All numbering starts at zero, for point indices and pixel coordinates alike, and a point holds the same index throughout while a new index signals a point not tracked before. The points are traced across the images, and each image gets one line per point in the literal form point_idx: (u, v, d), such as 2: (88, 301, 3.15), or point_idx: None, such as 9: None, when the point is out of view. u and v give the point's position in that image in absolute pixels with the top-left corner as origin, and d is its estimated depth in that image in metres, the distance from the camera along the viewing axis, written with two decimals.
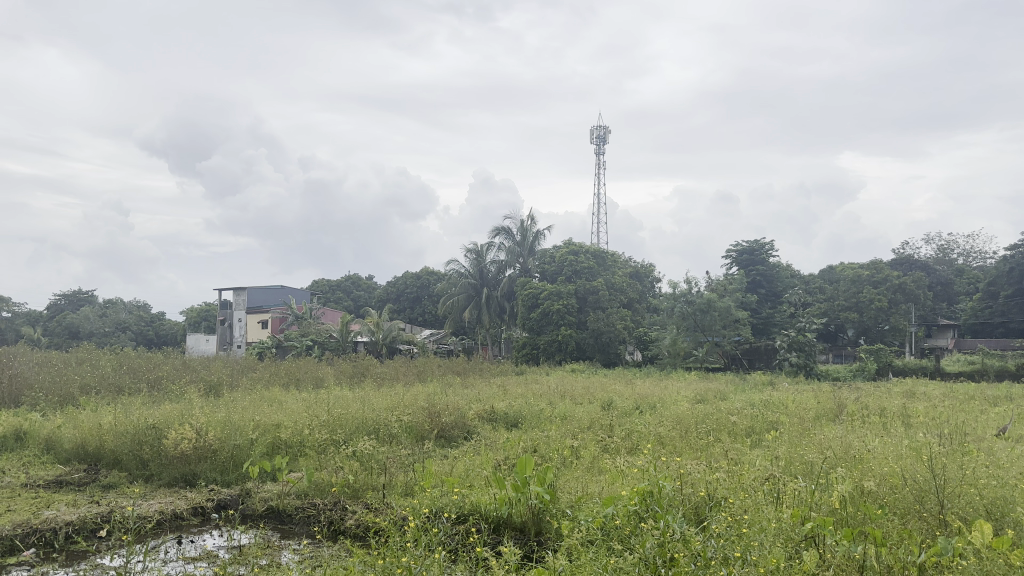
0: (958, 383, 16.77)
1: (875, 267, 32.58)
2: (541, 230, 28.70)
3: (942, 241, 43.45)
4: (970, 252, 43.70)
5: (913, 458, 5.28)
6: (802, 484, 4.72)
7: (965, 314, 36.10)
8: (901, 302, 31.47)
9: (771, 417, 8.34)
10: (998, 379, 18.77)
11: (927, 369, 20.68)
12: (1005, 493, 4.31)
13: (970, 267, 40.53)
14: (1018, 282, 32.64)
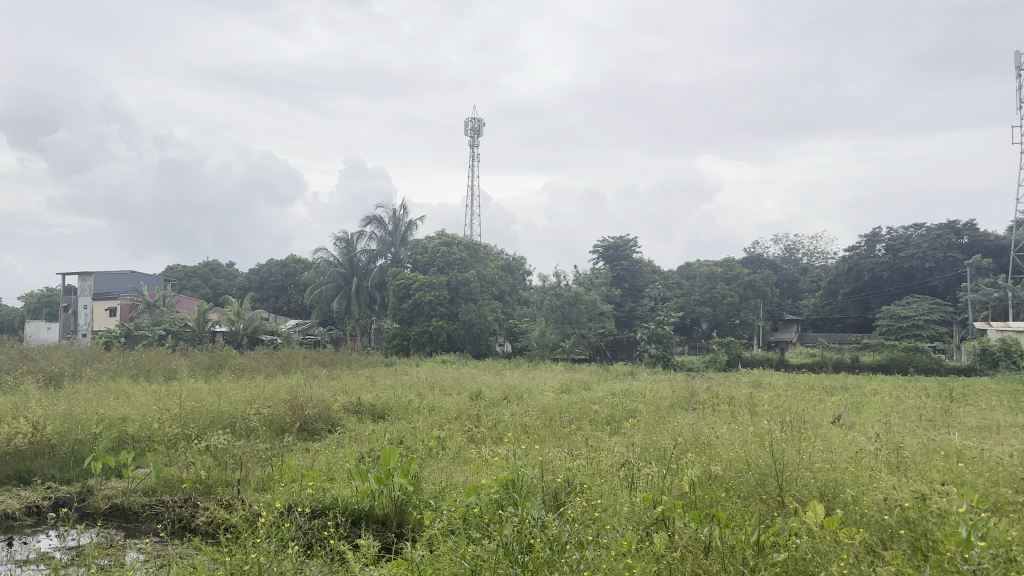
0: (798, 374, 18.06)
1: (728, 264, 34.32)
2: (413, 220, 28.51)
3: (788, 242, 46.61)
4: (813, 252, 47.02)
5: (757, 444, 5.62)
6: (655, 469, 4.95)
7: (806, 310, 38.50)
8: (750, 298, 33.63)
9: (630, 405, 8.68)
10: (833, 370, 20.42)
11: (772, 361, 22.09)
12: (836, 476, 4.67)
13: (812, 267, 43.77)
14: (856, 281, 35.89)
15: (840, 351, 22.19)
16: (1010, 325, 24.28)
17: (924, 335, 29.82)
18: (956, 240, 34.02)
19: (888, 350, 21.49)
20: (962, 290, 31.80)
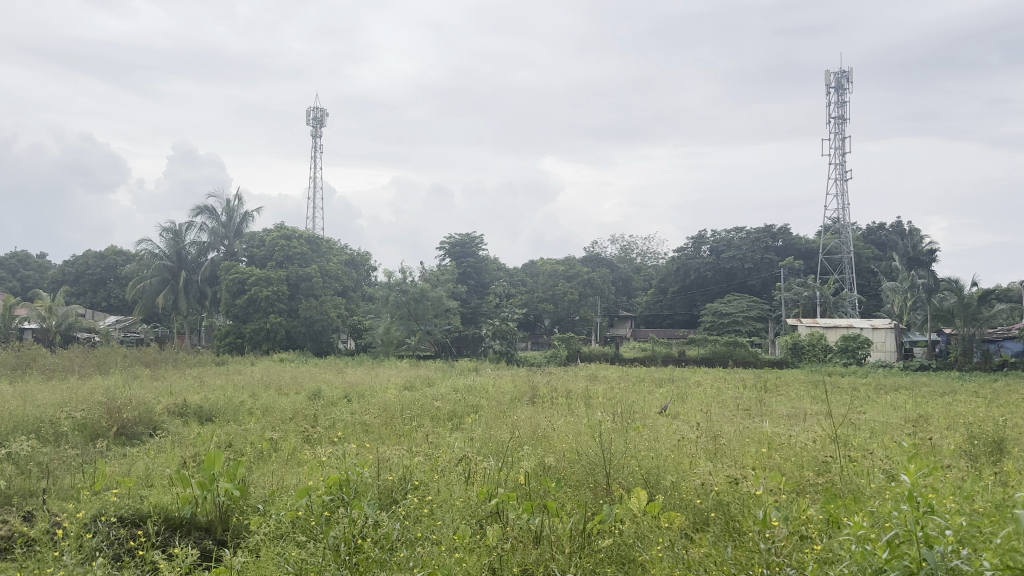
0: (633, 367, 18.95)
1: (569, 263, 35.45)
2: (249, 212, 27.34)
3: (625, 242, 48.82)
4: (646, 252, 49.50)
5: (589, 435, 5.83)
6: (491, 464, 5.02)
7: (640, 307, 40.39)
8: (589, 295, 34.82)
9: (471, 401, 8.75)
10: (664, 364, 21.54)
11: (609, 355, 23.01)
12: (659, 464, 4.93)
13: (646, 266, 46.09)
14: (683, 279, 38.34)
15: (670, 345, 23.51)
16: (817, 321, 26.73)
17: (743, 331, 32.31)
18: (770, 243, 37.30)
19: (713, 345, 22.94)
20: (779, 289, 34.42)
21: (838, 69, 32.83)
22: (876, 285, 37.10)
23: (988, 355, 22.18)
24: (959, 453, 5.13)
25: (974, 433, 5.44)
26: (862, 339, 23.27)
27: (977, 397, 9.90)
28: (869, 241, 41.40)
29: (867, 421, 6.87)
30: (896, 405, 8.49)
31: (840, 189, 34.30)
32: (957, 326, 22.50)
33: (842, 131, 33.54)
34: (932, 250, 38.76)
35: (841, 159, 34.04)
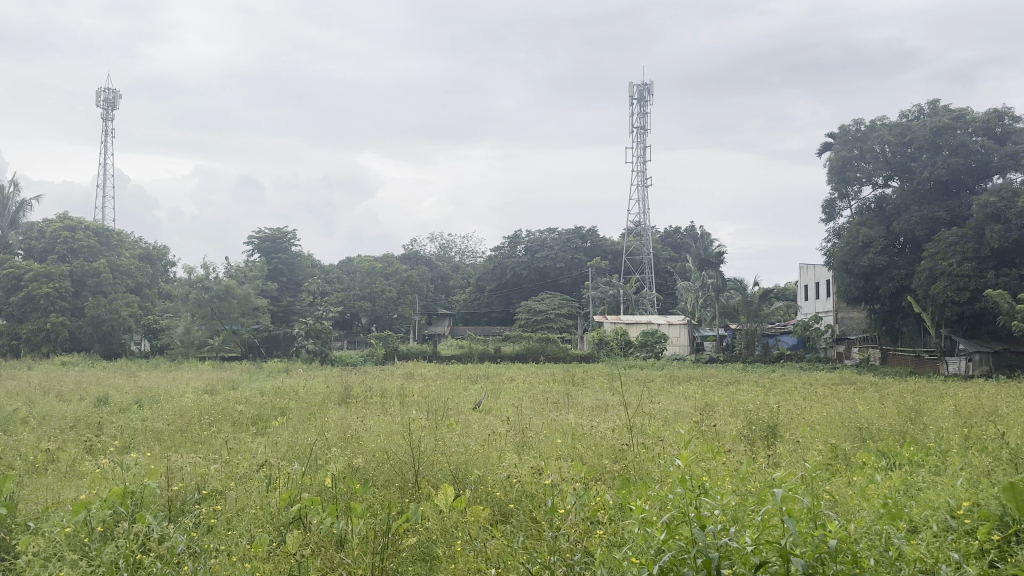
0: (448, 365, 19.13)
1: (387, 261, 35.68)
2: (26, 200, 24.78)
3: (443, 240, 49.16)
4: (465, 251, 50.09)
5: (400, 433, 5.79)
6: (295, 468, 4.87)
7: (458, 305, 40.76)
8: (407, 293, 35.17)
9: (279, 404, 8.45)
10: (480, 361, 21.86)
11: (426, 353, 23.03)
12: (468, 458, 4.99)
13: (464, 265, 46.70)
14: (499, 278, 39.56)
15: (485, 343, 24.03)
16: (622, 318, 28.36)
17: (556, 327, 33.59)
18: (579, 244, 39.76)
19: (526, 341, 24.17)
20: (587, 287, 36.45)
21: (640, 82, 34.99)
22: (673, 284, 39.92)
23: (768, 348, 24.50)
24: (739, 437, 5.59)
25: (752, 419, 5.96)
26: (660, 335, 24.89)
27: (757, 386, 10.98)
28: (668, 243, 44.46)
29: (662, 410, 7.35)
30: (688, 395, 9.17)
31: (642, 194, 36.63)
32: (742, 322, 24.62)
33: (643, 141, 35.80)
34: (721, 252, 42.38)
35: (642, 167, 36.36)
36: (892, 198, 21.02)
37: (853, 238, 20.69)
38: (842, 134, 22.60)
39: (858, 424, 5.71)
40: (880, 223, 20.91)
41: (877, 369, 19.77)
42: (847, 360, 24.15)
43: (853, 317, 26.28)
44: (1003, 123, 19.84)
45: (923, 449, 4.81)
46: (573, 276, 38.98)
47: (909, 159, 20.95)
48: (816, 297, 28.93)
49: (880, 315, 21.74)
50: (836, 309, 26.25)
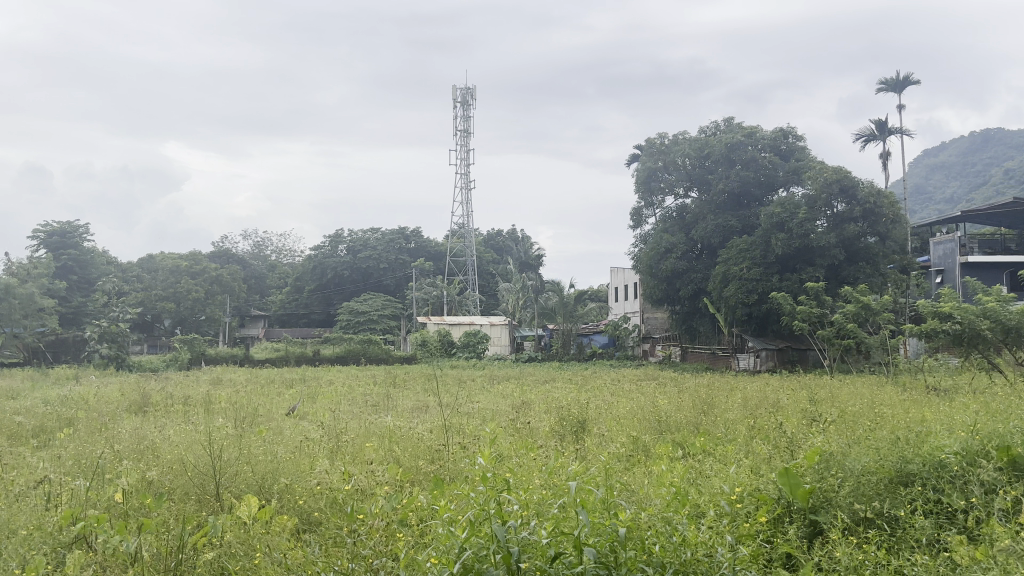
0: (260, 369, 18.31)
1: (193, 258, 33.91)
2: None
3: (257, 239, 47.04)
4: (281, 249, 47.85)
5: (202, 442, 5.44)
6: (79, 484, 4.45)
7: (274, 306, 39.67)
8: (216, 293, 33.73)
9: (65, 414, 7.70)
10: (296, 364, 21.04)
11: (237, 357, 21.84)
12: (275, 465, 4.77)
13: (281, 264, 45.05)
14: (319, 278, 39.04)
15: (302, 346, 23.30)
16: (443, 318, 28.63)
17: (378, 329, 33.83)
18: (403, 245, 40.40)
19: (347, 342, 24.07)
20: (411, 288, 37.22)
21: (463, 85, 35.50)
22: (494, 285, 40.74)
23: (582, 347, 25.63)
24: (552, 434, 5.74)
25: (563, 415, 6.16)
26: (481, 335, 25.50)
27: (570, 383, 11.43)
28: (490, 245, 45.32)
29: (480, 410, 7.45)
30: (505, 394, 9.33)
31: (465, 197, 37.14)
32: (558, 322, 25.55)
33: (466, 144, 36.34)
34: (540, 255, 43.84)
35: (465, 170, 36.93)
36: (692, 208, 22.61)
37: (657, 244, 22.04)
38: (648, 146, 24.05)
39: (660, 418, 6.05)
40: (681, 230, 22.41)
41: (679, 365, 21.18)
42: (652, 357, 26.00)
43: (656, 316, 27.97)
44: (787, 141, 22.01)
45: (714, 438, 5.18)
46: (396, 277, 39.43)
47: (706, 172, 22.66)
48: (625, 299, 30.67)
49: (680, 315, 23.17)
50: (642, 309, 27.87)
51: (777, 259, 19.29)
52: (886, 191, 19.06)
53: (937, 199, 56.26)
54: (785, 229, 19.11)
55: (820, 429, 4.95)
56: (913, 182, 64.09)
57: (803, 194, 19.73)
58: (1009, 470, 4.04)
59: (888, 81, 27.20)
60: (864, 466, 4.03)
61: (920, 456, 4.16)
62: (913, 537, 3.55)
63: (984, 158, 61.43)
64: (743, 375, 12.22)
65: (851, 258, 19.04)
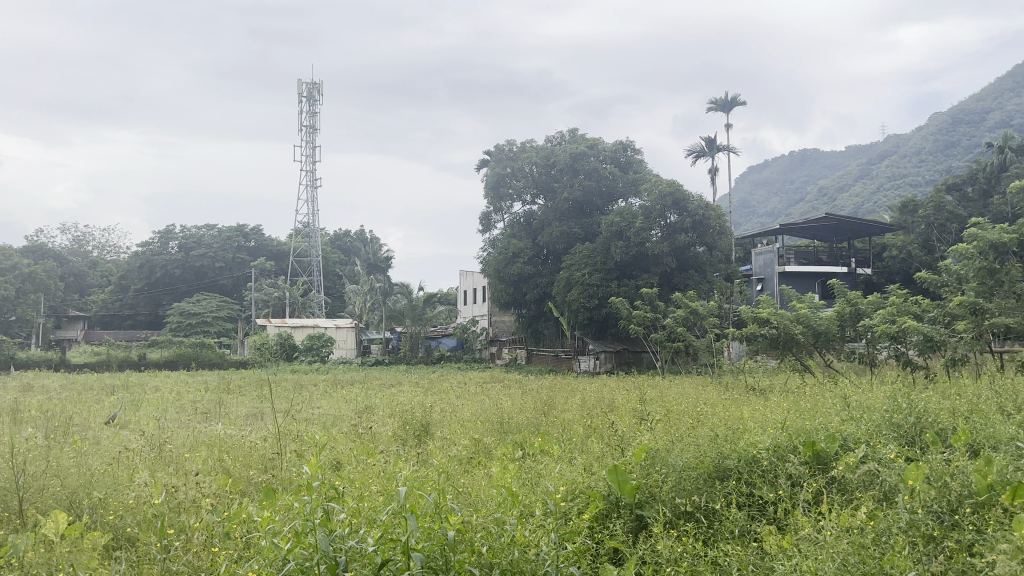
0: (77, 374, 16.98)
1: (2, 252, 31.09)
2: None
3: (78, 234, 43.59)
4: (105, 245, 44.67)
5: (7, 455, 4.94)
6: None
7: (95, 306, 37.26)
8: (29, 291, 31.05)
9: None
10: (121, 368, 19.65)
11: (52, 362, 20.06)
12: (91, 477, 4.41)
13: (104, 261, 42.01)
14: (147, 276, 37.10)
15: (128, 350, 21.85)
16: (286, 320, 27.78)
17: (212, 331, 32.67)
18: (242, 243, 39.25)
19: (178, 345, 22.78)
20: (249, 289, 36.25)
21: (309, 80, 34.67)
22: (340, 286, 39.99)
23: (430, 350, 25.63)
24: (394, 437, 5.67)
25: (405, 419, 6.12)
26: (326, 339, 25.20)
27: (415, 387, 11.38)
28: (336, 246, 44.37)
29: (322, 415, 7.31)
30: (349, 398, 9.19)
31: (310, 195, 36.18)
32: (406, 325, 25.57)
33: (311, 140, 35.46)
34: (389, 257, 43.49)
35: (310, 167, 36.04)
36: (538, 214, 23.20)
37: (505, 249, 22.42)
38: (496, 152, 24.58)
39: (501, 420, 6.14)
40: (528, 236, 22.95)
41: (524, 368, 21.66)
42: (499, 359, 26.33)
43: (504, 320, 28.38)
44: (625, 154, 22.97)
45: (552, 438, 5.32)
46: (234, 276, 38.08)
47: (552, 179, 23.36)
48: (474, 302, 31.02)
49: (526, 318, 23.58)
50: (490, 312, 28.17)
51: (616, 265, 20.15)
52: (714, 205, 20.21)
53: (760, 213, 60.79)
54: (622, 237, 20.09)
55: (650, 428, 5.20)
56: (740, 196, 68.89)
57: (640, 204, 20.69)
58: (813, 462, 4.42)
59: (718, 100, 29.11)
60: (686, 462, 4.27)
61: (736, 452, 4.47)
62: (728, 528, 3.79)
63: (801, 176, 67.01)
64: (582, 377, 12.70)
65: (682, 267, 20.10)
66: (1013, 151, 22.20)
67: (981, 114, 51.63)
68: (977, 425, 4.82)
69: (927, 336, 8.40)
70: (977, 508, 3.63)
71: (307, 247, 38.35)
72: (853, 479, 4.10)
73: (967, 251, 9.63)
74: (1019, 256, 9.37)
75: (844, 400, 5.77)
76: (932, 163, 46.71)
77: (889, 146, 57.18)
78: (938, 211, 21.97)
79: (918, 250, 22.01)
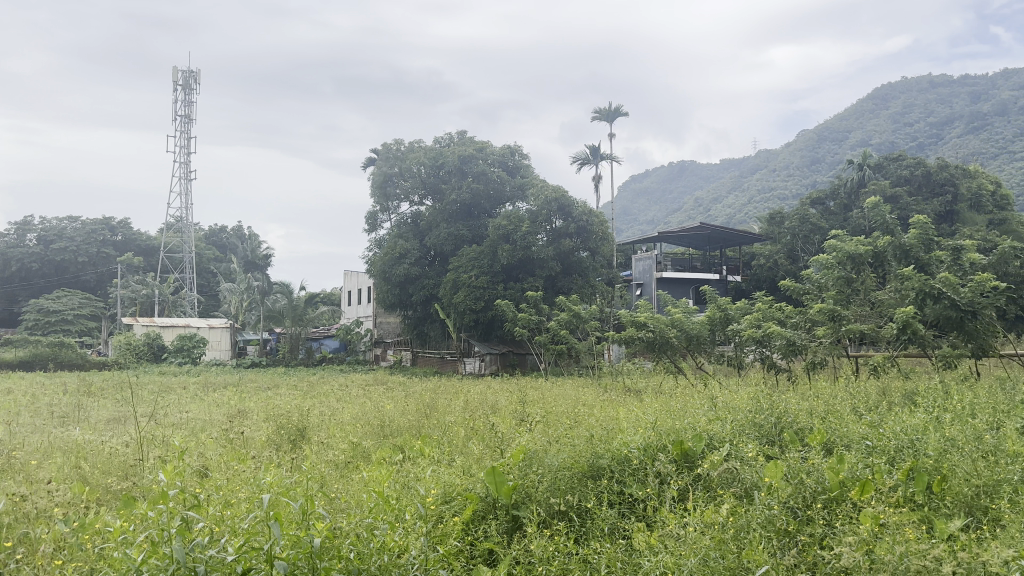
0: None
1: None
2: None
3: None
4: None
5: None
6: None
7: None
8: None
9: None
10: None
11: None
12: None
13: None
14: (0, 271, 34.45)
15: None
16: (155, 320, 26.63)
17: (74, 330, 30.69)
18: (108, 237, 37.18)
19: (34, 345, 21.23)
20: (115, 286, 34.33)
21: (186, 68, 33.27)
22: (214, 285, 38.46)
23: (311, 351, 25.04)
24: (268, 442, 5.52)
25: (280, 423, 5.97)
26: (196, 340, 24.16)
27: (291, 389, 11.08)
28: (212, 242, 42.55)
29: (191, 420, 7.02)
30: (220, 402, 8.84)
31: (184, 187, 34.89)
32: (286, 326, 24.85)
33: (186, 130, 34.04)
34: (268, 255, 42.25)
35: (184, 158, 34.70)
36: (425, 215, 23.08)
37: (391, 249, 22.16)
38: (384, 151, 24.25)
39: (381, 424, 6.09)
40: (415, 237, 22.79)
41: (408, 370, 21.51)
42: (383, 361, 26.06)
43: (390, 321, 27.67)
44: (513, 158, 23.64)
45: (432, 441, 5.32)
46: (98, 272, 36.37)
47: (440, 181, 23.30)
48: (358, 303, 30.54)
49: (411, 320, 23.36)
50: (376, 313, 27.73)
51: (502, 268, 20.34)
52: (596, 211, 21.17)
53: (641, 221, 62.87)
54: (509, 240, 20.20)
55: (528, 430, 5.28)
56: (622, 204, 70.95)
57: (526, 210, 21.19)
58: (681, 461, 4.61)
59: (602, 109, 29.91)
60: (561, 462, 4.37)
61: (609, 454, 4.61)
62: (599, 526, 3.89)
63: (679, 186, 69.77)
64: (462, 380, 12.73)
65: (566, 270, 20.73)
66: (870, 168, 23.89)
67: (842, 134, 55.32)
68: (831, 425, 5.16)
69: (790, 341, 9.04)
70: (827, 503, 3.88)
71: (180, 243, 36.77)
72: (717, 476, 4.31)
73: (826, 261, 10.26)
74: (871, 267, 10.07)
75: (712, 401, 6.06)
76: (799, 178, 49.68)
77: (760, 160, 60.37)
78: (802, 223, 23.36)
79: (784, 260, 23.34)
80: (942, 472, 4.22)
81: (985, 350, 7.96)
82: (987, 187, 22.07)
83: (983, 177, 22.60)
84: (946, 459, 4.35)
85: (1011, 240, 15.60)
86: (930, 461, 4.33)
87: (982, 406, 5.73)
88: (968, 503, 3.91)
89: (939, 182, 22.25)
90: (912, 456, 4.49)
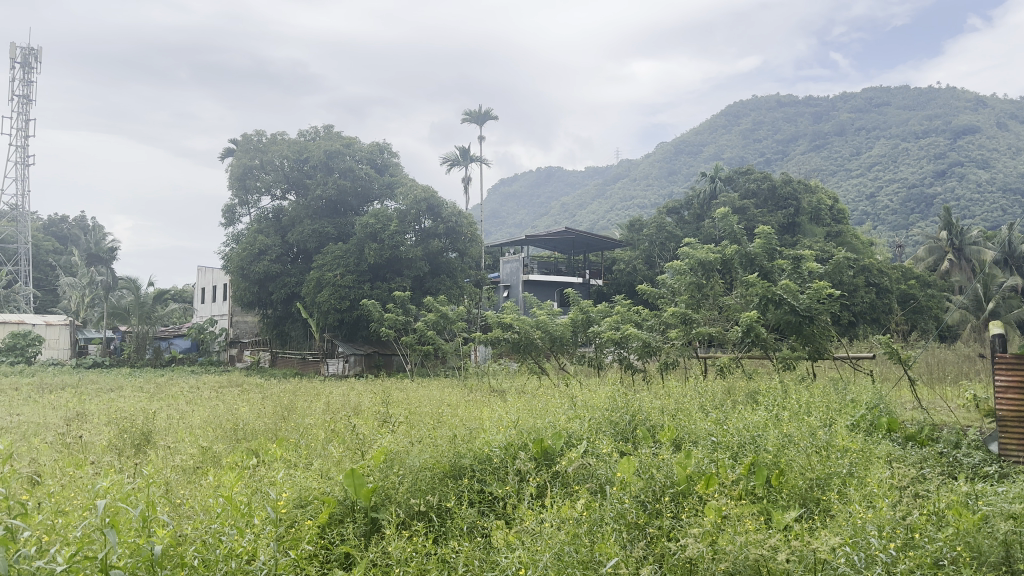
0: None
1: None
2: None
3: None
4: None
5: None
6: None
7: None
8: None
9: None
10: None
11: None
12: None
13: None
14: None
15: None
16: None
17: None
18: None
19: None
20: None
21: (24, 44, 30.74)
22: (53, 280, 35.64)
23: (159, 351, 23.60)
24: (108, 448, 5.19)
25: (124, 427, 5.65)
26: (32, 337, 22.34)
27: (139, 392, 10.50)
28: (50, 233, 39.45)
29: (20, 423, 6.48)
30: (56, 405, 8.17)
31: (20, 173, 32.22)
32: (132, 323, 23.47)
33: (24, 112, 31.44)
34: (113, 247, 39.62)
35: (21, 142, 32.07)
36: (288, 210, 22.34)
37: (250, 244, 21.28)
38: (244, 142, 23.19)
39: (231, 428, 5.85)
40: (276, 233, 22.03)
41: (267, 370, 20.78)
42: (238, 362, 25.01)
43: (247, 321, 26.74)
44: (382, 156, 23.58)
45: (289, 444, 5.18)
46: None
47: (304, 176, 22.70)
48: (214, 300, 29.20)
49: (271, 319, 22.58)
50: (231, 312, 26.45)
51: (369, 267, 20.05)
52: (465, 213, 21.39)
53: (509, 224, 63.71)
54: (376, 240, 19.96)
55: (390, 430, 5.24)
56: (489, 206, 71.54)
57: (395, 208, 20.98)
58: (540, 459, 4.73)
59: (472, 112, 30.05)
60: (423, 462, 4.36)
61: (470, 453, 4.64)
62: (458, 525, 3.91)
63: (545, 192, 71.20)
64: (322, 382, 12.42)
65: (434, 271, 20.75)
66: (721, 181, 25.28)
67: (698, 149, 58.30)
68: (680, 423, 5.43)
69: (645, 342, 9.45)
70: (676, 496, 4.09)
71: (13, 233, 33.94)
72: (573, 472, 4.45)
73: (680, 268, 10.77)
74: (720, 273, 10.69)
75: (572, 400, 6.24)
76: (659, 188, 51.93)
77: (622, 170, 62.60)
78: (659, 231, 24.43)
79: (642, 266, 24.32)
80: (779, 466, 4.53)
81: (819, 352, 8.63)
82: (825, 203, 23.87)
83: (821, 193, 24.41)
84: (784, 454, 4.67)
85: (843, 251, 16.95)
86: (769, 456, 4.64)
87: (817, 404, 6.21)
88: (802, 495, 4.22)
89: (783, 196, 23.78)
90: (753, 451, 4.78)
